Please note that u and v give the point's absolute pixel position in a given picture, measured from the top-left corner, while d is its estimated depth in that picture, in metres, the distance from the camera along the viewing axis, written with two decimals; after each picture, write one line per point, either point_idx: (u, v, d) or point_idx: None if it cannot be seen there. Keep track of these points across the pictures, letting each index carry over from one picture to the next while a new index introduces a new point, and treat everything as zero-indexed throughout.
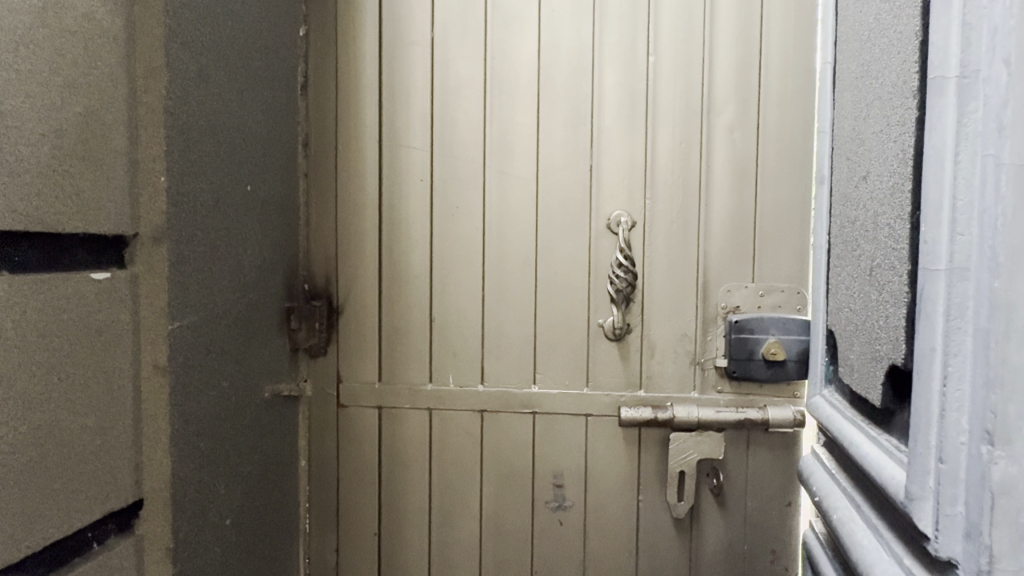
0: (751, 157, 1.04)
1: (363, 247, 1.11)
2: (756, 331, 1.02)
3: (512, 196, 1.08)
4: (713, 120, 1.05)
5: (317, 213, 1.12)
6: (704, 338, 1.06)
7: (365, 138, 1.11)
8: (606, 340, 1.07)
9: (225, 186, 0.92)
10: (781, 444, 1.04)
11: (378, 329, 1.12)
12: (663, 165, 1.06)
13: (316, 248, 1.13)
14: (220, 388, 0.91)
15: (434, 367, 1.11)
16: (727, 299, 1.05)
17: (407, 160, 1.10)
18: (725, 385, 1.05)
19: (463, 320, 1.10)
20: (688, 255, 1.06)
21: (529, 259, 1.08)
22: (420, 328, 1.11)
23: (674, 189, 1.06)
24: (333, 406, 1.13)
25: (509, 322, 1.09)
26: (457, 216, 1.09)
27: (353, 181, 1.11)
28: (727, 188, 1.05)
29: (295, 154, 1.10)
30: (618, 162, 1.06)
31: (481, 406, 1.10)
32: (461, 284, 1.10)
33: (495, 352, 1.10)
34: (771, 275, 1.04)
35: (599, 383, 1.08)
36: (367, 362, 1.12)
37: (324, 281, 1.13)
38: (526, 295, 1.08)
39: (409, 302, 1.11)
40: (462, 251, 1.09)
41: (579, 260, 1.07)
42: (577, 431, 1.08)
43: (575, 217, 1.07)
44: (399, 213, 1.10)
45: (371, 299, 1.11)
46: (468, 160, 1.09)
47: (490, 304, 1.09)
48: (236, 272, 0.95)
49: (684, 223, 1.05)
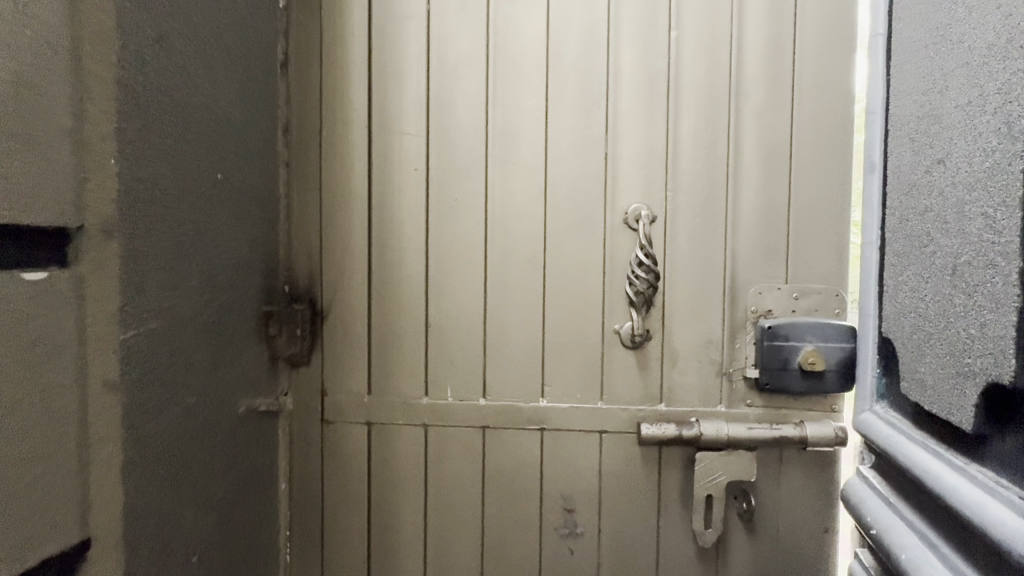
0: (785, 144, 0.93)
1: (352, 244, 1.00)
2: (792, 338, 0.91)
3: (517, 187, 0.97)
4: (742, 103, 0.94)
5: (299, 206, 1.01)
6: (732, 346, 0.95)
7: (354, 123, 0.99)
8: (622, 348, 0.96)
9: (192, 172, 0.80)
10: (817, 464, 0.93)
11: (367, 335, 1.00)
12: (686, 153, 0.95)
13: (299, 244, 1.01)
14: (187, 404, 0.79)
15: (430, 378, 0.99)
16: (758, 302, 0.94)
17: (400, 146, 0.98)
18: (754, 398, 0.95)
19: (463, 326, 0.98)
20: (714, 253, 0.95)
21: (536, 257, 0.97)
22: (414, 334, 0.99)
23: (699, 180, 0.95)
24: (316, 422, 1.01)
25: (514, 327, 0.98)
26: (455, 210, 0.98)
27: (340, 171, 1.00)
28: (757, 179, 0.94)
29: (275, 141, 0.99)
30: (637, 150, 0.95)
31: (483, 421, 0.98)
32: (460, 285, 0.98)
33: (499, 361, 0.98)
34: (805, 276, 0.94)
35: (614, 396, 0.97)
36: (356, 373, 1.00)
37: (307, 282, 1.01)
38: (534, 297, 0.97)
39: (402, 306, 0.99)
40: (461, 248, 0.98)
41: (592, 258, 0.96)
42: (591, 449, 0.97)
43: (589, 211, 0.96)
44: (391, 206, 0.99)
45: (360, 302, 1.00)
46: (467, 148, 0.97)
47: (493, 307, 0.98)
48: (206, 271, 0.83)
49: (709, 217, 0.95)
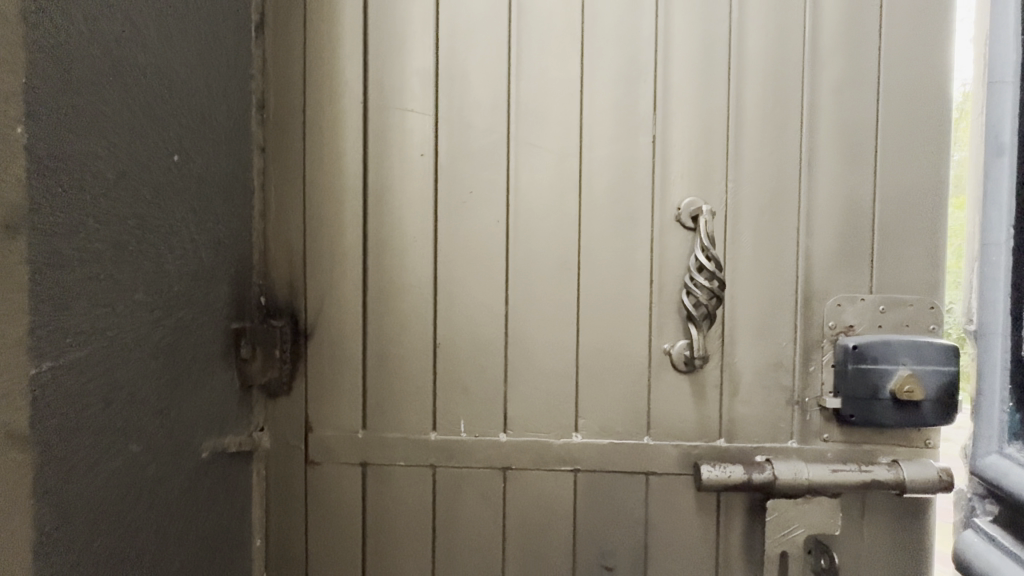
0: (868, 127, 0.78)
1: (343, 246, 0.81)
2: (882, 360, 0.75)
3: (545, 178, 0.80)
4: (817, 76, 0.78)
5: (277, 200, 0.82)
6: (806, 369, 0.79)
7: (346, 97, 0.81)
8: (674, 371, 0.79)
9: (140, 152, 0.61)
10: (910, 511, 0.77)
11: (363, 357, 0.82)
12: (750, 136, 0.79)
13: (276, 247, 0.83)
14: (133, 454, 0.60)
15: (439, 409, 0.82)
16: (837, 316, 0.78)
17: (402, 127, 0.81)
18: (833, 432, 0.79)
19: (480, 347, 0.81)
20: (784, 258, 0.78)
21: (567, 262, 0.80)
22: (419, 355, 0.81)
23: (765, 169, 0.79)
24: (298, 463, 0.83)
25: (542, 347, 0.80)
26: (471, 204, 0.80)
27: (329, 156, 0.81)
28: (834, 169, 0.78)
29: (248, 121, 0.80)
30: (689, 134, 0.79)
31: (504, 461, 0.81)
32: (475, 296, 0.81)
33: (523, 389, 0.81)
34: (894, 284, 0.78)
35: (664, 430, 0.80)
36: (350, 402, 0.82)
37: (287, 292, 0.83)
38: (565, 311, 0.80)
39: (405, 320, 0.81)
40: (477, 251, 0.80)
41: (635, 263, 0.79)
42: (635, 494, 0.80)
43: (632, 207, 0.79)
44: (393, 200, 0.81)
45: (353, 316, 0.82)
46: (484, 130, 0.80)
47: (516, 323, 0.81)
48: (157, 279, 0.64)
49: (778, 214, 0.78)
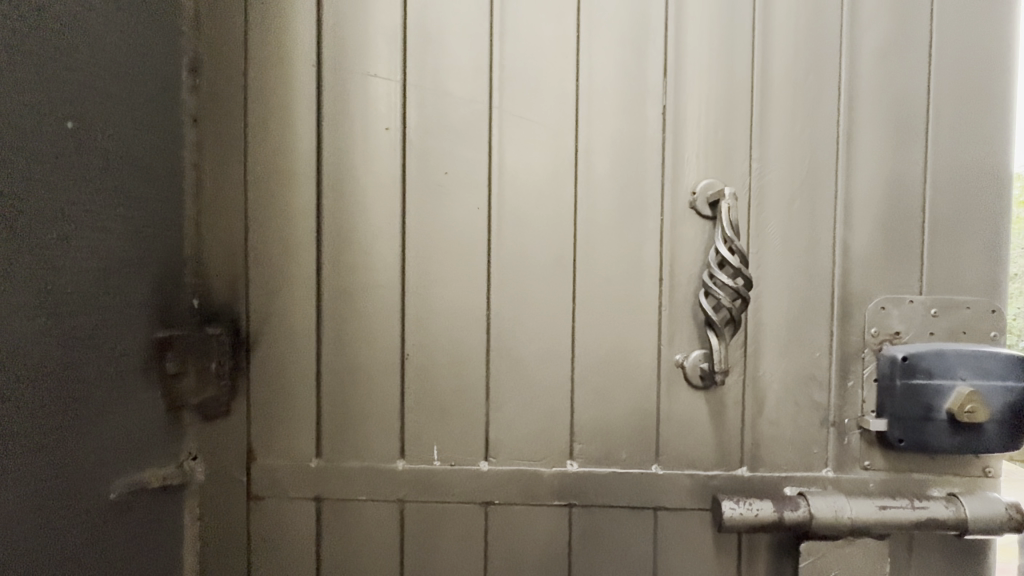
0: (917, 97, 0.65)
1: (294, 238, 0.68)
2: (937, 375, 0.63)
3: (536, 158, 0.67)
4: (858, 36, 0.66)
5: (213, 182, 0.68)
6: (844, 385, 0.67)
7: (297, 60, 0.67)
8: (688, 387, 0.67)
9: (19, 116, 0.47)
10: (968, 553, 0.65)
11: (317, 371, 0.68)
12: (779, 107, 0.66)
13: (211, 239, 0.68)
14: (10, 505, 0.47)
15: (407, 433, 0.68)
16: (881, 322, 0.66)
17: (364, 96, 0.67)
18: (875, 458, 0.66)
19: (458, 358, 0.68)
20: (819, 253, 0.66)
21: (562, 258, 0.67)
22: (385, 369, 0.68)
23: (797, 146, 0.66)
24: (239, 499, 0.69)
25: (532, 359, 0.67)
26: (447, 189, 0.67)
27: (275, 130, 0.68)
28: (878, 148, 0.66)
29: (177, 86, 0.66)
30: (707, 105, 0.66)
31: (486, 495, 0.68)
32: (452, 298, 0.67)
33: (509, 409, 0.68)
34: (947, 284, 0.66)
35: (676, 457, 0.67)
36: (302, 425, 0.69)
37: (226, 294, 0.69)
38: (560, 316, 0.67)
39: (368, 327, 0.68)
40: (454, 246, 0.67)
41: (643, 258, 0.67)
42: (641, 532, 0.68)
43: (639, 192, 0.67)
44: (352, 184, 0.68)
45: (305, 321, 0.68)
46: (464, 99, 0.67)
47: (500, 330, 0.68)
48: (44, 278, 0.50)
49: (812, 200, 0.66)
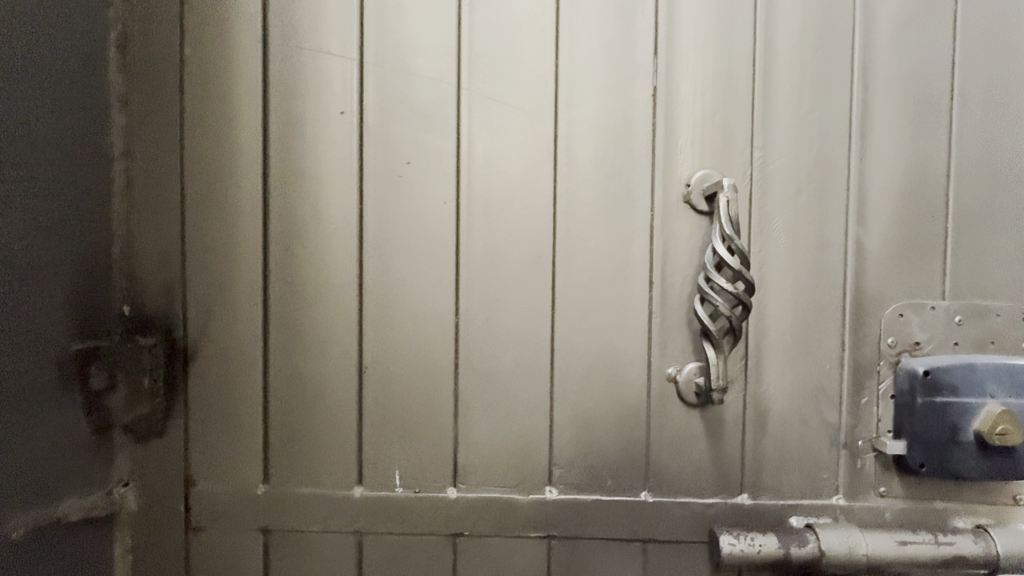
0: (940, 77, 0.58)
1: (237, 237, 0.60)
2: (963, 392, 0.56)
3: (510, 146, 0.59)
4: (874, 7, 0.58)
5: (144, 173, 0.60)
6: (857, 402, 0.59)
7: (240, 34, 0.59)
8: (681, 404, 0.60)
9: None
10: None
11: (263, 387, 0.61)
12: (785, 88, 0.58)
13: (143, 237, 0.60)
14: None
15: (365, 456, 0.61)
16: (899, 331, 0.59)
17: (316, 75, 0.59)
18: (891, 484, 0.59)
19: (422, 373, 0.60)
20: (831, 253, 0.58)
21: (540, 259, 0.59)
22: (340, 385, 0.60)
23: (805, 132, 0.58)
24: (177, 531, 0.61)
25: (506, 372, 0.60)
26: (410, 181, 0.59)
27: (216, 114, 0.60)
28: (896, 134, 0.58)
29: (102, 64, 0.58)
30: (704, 86, 0.58)
31: (454, 526, 0.60)
32: (415, 304, 0.60)
33: (480, 429, 0.60)
34: (973, 288, 0.58)
35: (668, 482, 0.60)
36: (246, 447, 0.61)
37: (160, 299, 0.61)
38: (538, 324, 0.60)
39: (320, 337, 0.60)
40: (418, 245, 0.59)
41: (631, 259, 0.59)
42: (628, 567, 0.60)
43: (627, 184, 0.59)
44: (302, 175, 0.60)
45: (250, 331, 0.60)
46: (430, 79, 0.59)
47: (471, 340, 0.60)
48: None
49: (821, 193, 0.58)
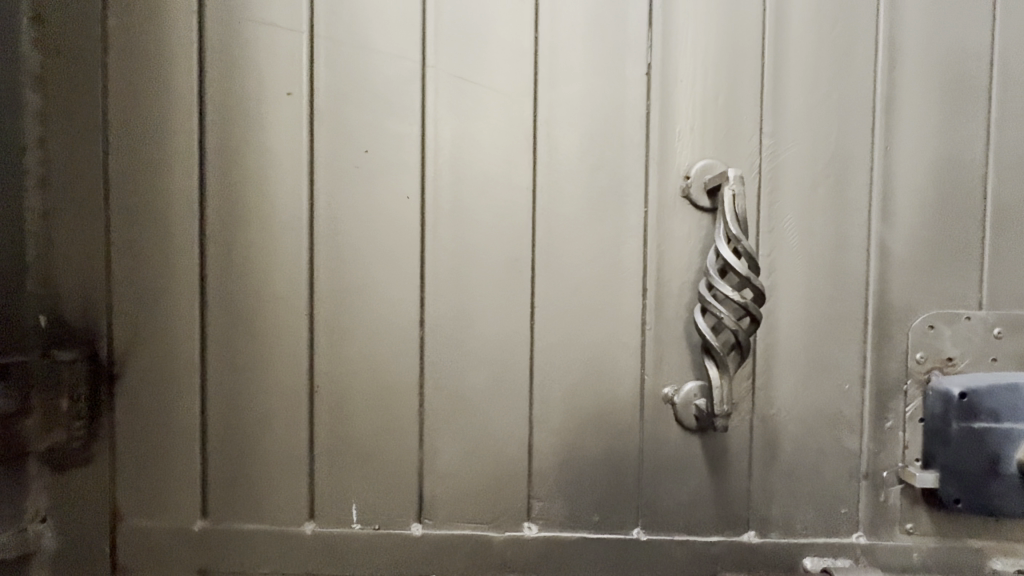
0: (978, 54, 0.50)
1: (169, 237, 0.52)
2: (1006, 417, 0.49)
3: (483, 132, 0.51)
4: None
5: (63, 164, 0.52)
6: (881, 426, 0.52)
7: (171, 4, 0.52)
8: (678, 428, 0.52)
9: None
10: None
11: (200, 409, 0.53)
12: (799, 66, 0.50)
13: (63, 237, 0.52)
14: None
15: (318, 488, 0.53)
16: (930, 346, 0.51)
17: (260, 50, 0.51)
18: (919, 521, 0.52)
19: (382, 393, 0.52)
20: (851, 255, 0.51)
21: (518, 262, 0.52)
22: (288, 407, 0.52)
23: (822, 117, 0.51)
24: (102, 574, 0.53)
25: (479, 393, 0.52)
26: (367, 172, 0.51)
27: (145, 96, 0.52)
28: (927, 117, 0.50)
29: (11, 38, 0.50)
30: (706, 63, 0.51)
31: (419, 567, 0.53)
32: (374, 314, 0.52)
33: (449, 457, 0.53)
34: (1015, 296, 0.51)
35: (664, 518, 0.52)
36: (181, 477, 0.53)
37: (83, 308, 0.53)
38: (514, 337, 0.52)
39: (264, 352, 0.52)
40: (377, 246, 0.52)
41: (622, 262, 0.52)
42: None
43: (617, 177, 0.51)
44: (244, 166, 0.52)
45: (184, 345, 0.52)
46: (390, 55, 0.51)
47: (438, 356, 0.52)
48: None
49: (841, 187, 0.51)
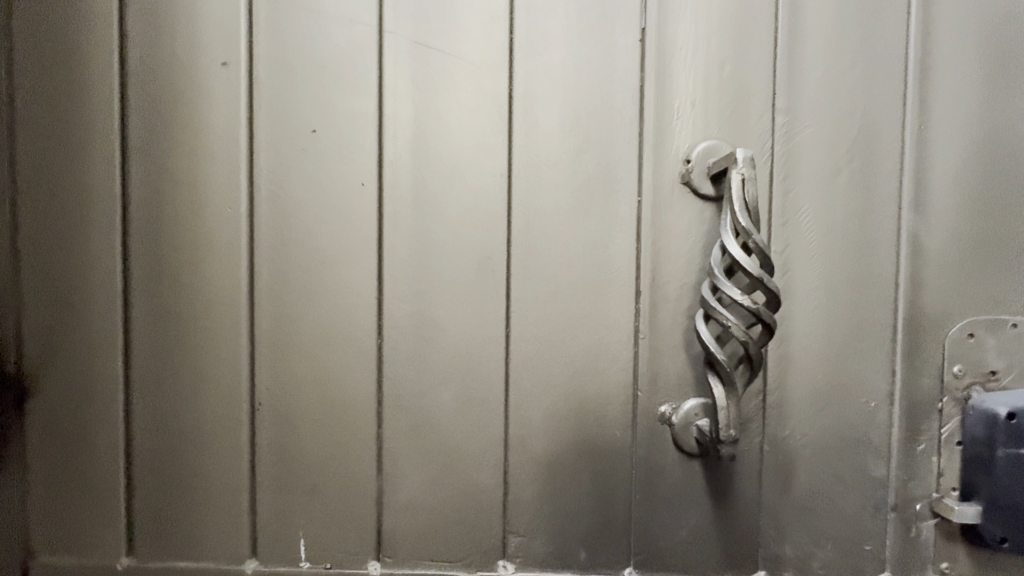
0: None
1: (86, 232, 0.45)
2: None
3: (449, 109, 0.44)
4: None
5: None
6: (912, 451, 0.44)
7: None
8: (677, 453, 0.45)
9: None
10: None
11: (124, 430, 0.46)
12: (819, 31, 0.43)
13: None
14: None
15: (260, 522, 0.46)
16: (970, 358, 0.44)
17: (191, 14, 0.44)
18: (957, 560, 0.44)
19: (333, 413, 0.45)
20: (877, 253, 0.44)
21: (490, 261, 0.44)
22: (224, 430, 0.45)
23: (845, 91, 0.43)
24: None
25: (446, 412, 0.45)
26: (315, 156, 0.44)
27: (58, 67, 0.44)
28: (968, 91, 0.43)
29: None
30: (709, 28, 0.43)
31: None
32: (323, 321, 0.45)
33: (412, 486, 0.45)
34: None
35: (660, 557, 0.45)
36: (103, 509, 0.46)
37: None
38: (487, 348, 0.45)
39: (197, 365, 0.45)
40: (327, 242, 0.44)
41: (611, 261, 0.44)
42: None
43: (605, 161, 0.44)
44: (172, 149, 0.44)
45: (103, 357, 0.45)
46: (341, 19, 0.44)
47: (398, 370, 0.45)
48: None
49: (866, 174, 0.43)
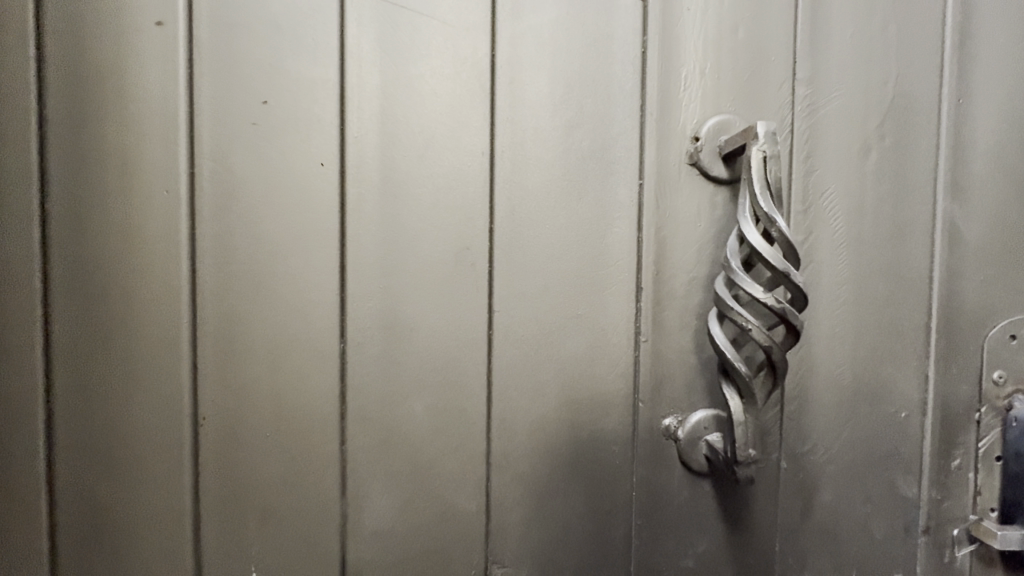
0: None
1: None
2: None
3: (422, 76, 0.38)
4: None
5: None
6: (946, 467, 0.39)
7: None
8: (683, 471, 0.39)
9: None
10: None
11: (46, 465, 0.38)
12: None
13: None
14: None
15: (205, 564, 0.39)
16: (1009, 363, 0.39)
17: None
18: None
19: (289, 431, 0.39)
20: (911, 244, 0.38)
21: (470, 252, 0.39)
22: (163, 450, 0.38)
23: (875, 60, 0.38)
24: None
25: (421, 428, 0.39)
26: (266, 131, 0.38)
27: None
28: (1007, 60, 0.38)
29: None
30: None
31: None
32: (278, 325, 0.38)
33: (381, 511, 0.39)
34: None
35: None
36: (19, 562, 0.38)
37: None
38: (467, 353, 0.39)
39: (133, 381, 0.38)
40: (280, 231, 0.38)
41: (609, 251, 0.39)
42: None
43: (602, 139, 0.39)
44: (99, 123, 0.37)
45: (20, 377, 0.37)
46: None
47: (364, 379, 0.39)
48: None
49: (898, 153, 0.38)
